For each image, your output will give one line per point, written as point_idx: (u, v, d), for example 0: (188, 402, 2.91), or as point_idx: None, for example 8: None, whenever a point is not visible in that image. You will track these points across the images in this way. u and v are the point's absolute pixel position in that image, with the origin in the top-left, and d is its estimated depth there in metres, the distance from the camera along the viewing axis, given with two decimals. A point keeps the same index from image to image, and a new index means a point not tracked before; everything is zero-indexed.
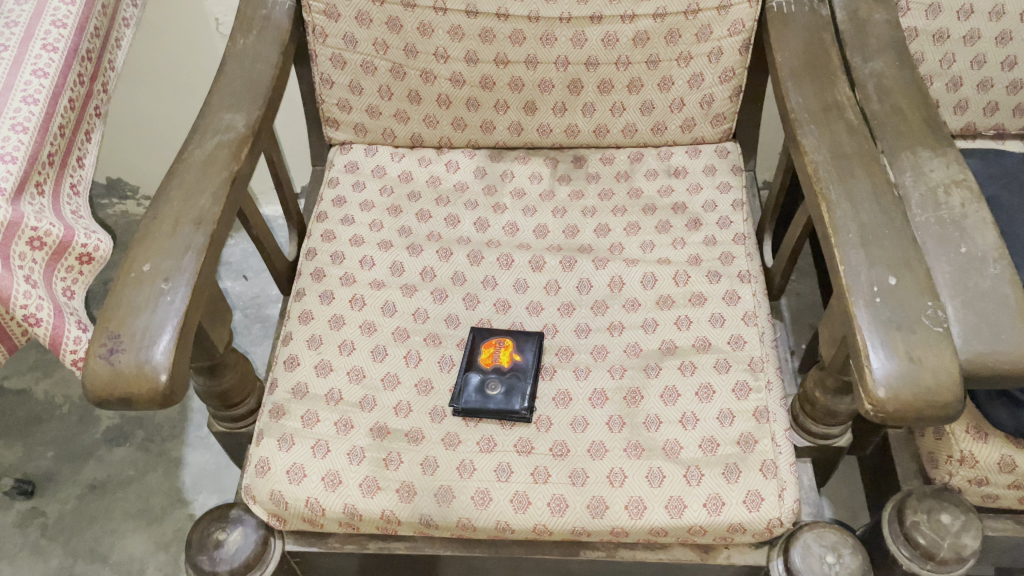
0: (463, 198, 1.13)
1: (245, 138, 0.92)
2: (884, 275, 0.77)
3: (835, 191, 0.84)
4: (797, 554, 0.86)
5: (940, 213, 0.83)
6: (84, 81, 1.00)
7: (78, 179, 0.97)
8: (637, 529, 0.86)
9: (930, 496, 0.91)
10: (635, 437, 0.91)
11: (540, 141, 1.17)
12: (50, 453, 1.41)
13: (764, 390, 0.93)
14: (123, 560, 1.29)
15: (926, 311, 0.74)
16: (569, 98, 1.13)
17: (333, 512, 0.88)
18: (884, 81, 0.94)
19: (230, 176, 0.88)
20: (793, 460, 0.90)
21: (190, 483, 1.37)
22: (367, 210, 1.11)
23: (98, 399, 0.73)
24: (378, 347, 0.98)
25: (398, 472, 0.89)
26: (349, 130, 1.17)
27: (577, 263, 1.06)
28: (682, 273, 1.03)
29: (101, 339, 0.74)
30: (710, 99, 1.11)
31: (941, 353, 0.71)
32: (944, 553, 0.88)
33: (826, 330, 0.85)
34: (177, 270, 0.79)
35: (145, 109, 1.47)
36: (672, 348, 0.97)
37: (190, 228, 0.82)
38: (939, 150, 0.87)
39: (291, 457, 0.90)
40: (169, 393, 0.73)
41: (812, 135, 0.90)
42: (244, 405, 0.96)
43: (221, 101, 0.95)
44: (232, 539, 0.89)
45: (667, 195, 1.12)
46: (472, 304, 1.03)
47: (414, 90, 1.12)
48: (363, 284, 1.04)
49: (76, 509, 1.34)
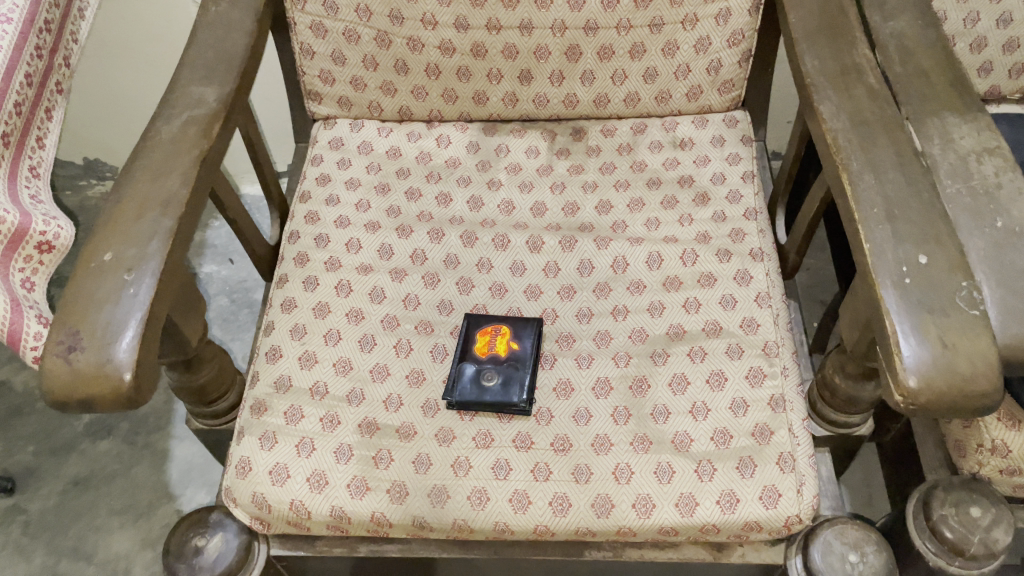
0: (454, 175, 1.06)
1: (217, 113, 0.85)
2: (914, 252, 0.70)
3: (856, 161, 0.77)
4: (817, 552, 0.81)
5: (972, 183, 0.76)
6: (42, 55, 0.93)
7: (39, 161, 0.90)
8: (646, 529, 0.81)
9: (959, 487, 0.85)
10: (642, 429, 0.85)
11: (536, 112, 1.10)
12: (29, 448, 1.36)
13: (780, 377, 0.87)
14: (107, 559, 1.24)
15: (961, 291, 0.67)
16: (566, 66, 1.05)
17: (320, 515, 0.82)
18: (907, 42, 0.87)
19: (200, 156, 0.80)
20: (811, 451, 0.84)
21: (176, 478, 1.32)
22: (353, 189, 1.04)
23: (56, 401, 0.66)
24: (366, 337, 0.92)
25: (388, 471, 0.83)
26: (332, 104, 1.09)
27: (577, 243, 0.99)
28: (690, 252, 0.96)
29: (58, 336, 0.68)
30: (717, 65, 1.04)
31: (979, 338, 0.64)
32: (974, 549, 0.83)
33: (847, 313, 0.78)
34: (142, 259, 0.72)
35: (118, 84, 1.40)
36: (681, 332, 0.91)
37: (156, 212, 0.75)
38: (970, 115, 0.80)
39: (274, 457, 0.84)
40: (133, 394, 0.66)
41: (830, 100, 0.83)
42: (223, 401, 0.91)
43: (191, 74, 0.88)
44: (213, 545, 0.83)
45: (672, 168, 1.05)
46: (466, 288, 0.96)
47: (401, 59, 1.05)
48: (349, 268, 0.97)
49: (57, 506, 1.29)
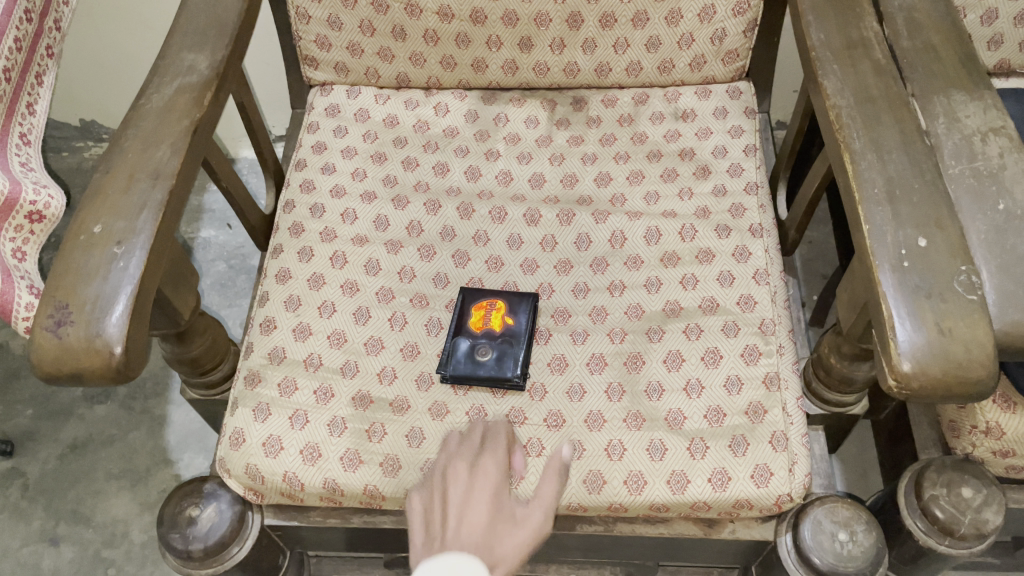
0: (452, 145, 1.05)
1: (210, 80, 0.83)
2: (913, 235, 0.69)
3: (858, 139, 0.75)
4: (806, 530, 0.82)
5: (976, 164, 0.75)
6: (32, 19, 0.92)
7: (29, 128, 0.90)
8: (637, 506, 0.81)
9: (951, 467, 0.85)
10: (635, 406, 0.85)
11: (536, 81, 1.08)
12: (29, 411, 1.36)
13: (776, 355, 0.86)
14: (107, 522, 1.26)
15: (959, 276, 0.66)
16: (567, 34, 1.03)
17: (312, 487, 0.83)
18: (916, 15, 0.84)
19: (191, 125, 0.79)
20: (804, 431, 0.84)
21: (175, 442, 1.33)
22: (350, 158, 1.03)
23: (46, 375, 0.66)
24: (361, 309, 0.91)
25: (381, 445, 0.84)
26: (329, 70, 1.08)
27: (575, 217, 0.98)
28: (688, 228, 0.95)
29: (48, 309, 0.67)
30: (721, 34, 1.01)
31: (977, 324, 0.64)
32: (964, 529, 0.83)
33: (845, 293, 0.77)
34: (131, 232, 0.71)
35: (111, 45, 1.38)
36: (677, 309, 0.90)
37: (146, 183, 0.74)
38: (976, 93, 0.78)
39: (267, 429, 0.84)
40: (123, 368, 0.66)
41: (834, 75, 0.81)
42: (217, 371, 0.91)
43: (183, 40, 0.87)
44: (207, 516, 0.84)
45: (673, 140, 1.03)
46: (463, 261, 0.95)
47: (398, 25, 1.03)
48: (344, 239, 0.96)
49: (57, 469, 1.31)
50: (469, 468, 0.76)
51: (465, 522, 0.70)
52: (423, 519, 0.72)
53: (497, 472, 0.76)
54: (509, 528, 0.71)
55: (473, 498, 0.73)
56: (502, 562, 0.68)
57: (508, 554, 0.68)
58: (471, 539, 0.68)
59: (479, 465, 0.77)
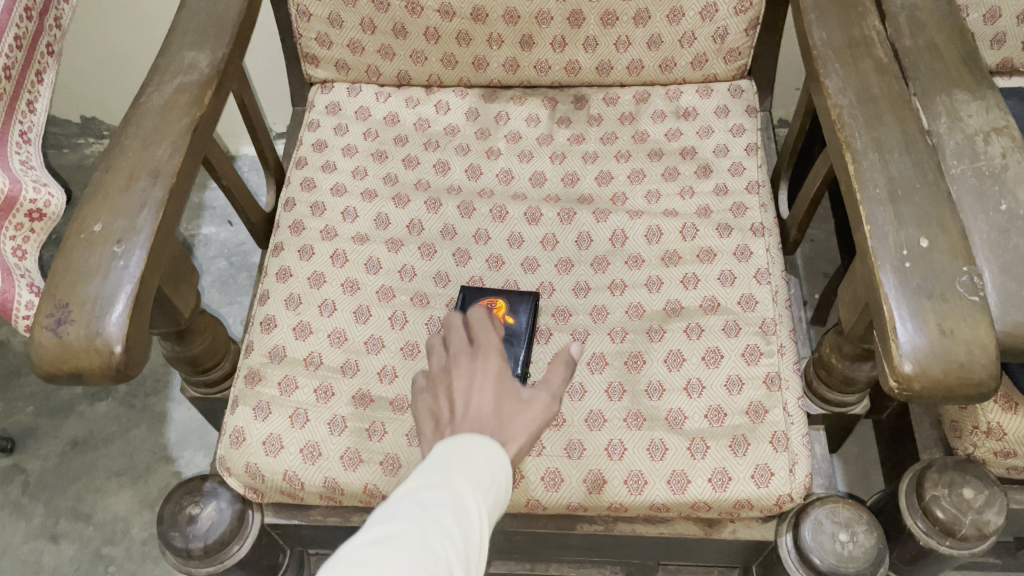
0: (453, 143, 1.05)
1: (210, 78, 0.83)
2: (915, 236, 0.68)
3: (860, 139, 0.75)
4: (806, 530, 0.82)
5: (978, 164, 0.74)
6: (32, 16, 0.91)
7: (29, 126, 0.90)
8: (637, 505, 0.81)
9: (952, 467, 0.85)
10: (636, 406, 0.84)
11: (538, 79, 1.08)
12: (29, 409, 1.37)
13: (777, 355, 0.86)
14: (108, 519, 1.26)
15: (961, 277, 0.66)
16: (569, 32, 1.03)
17: (312, 486, 0.82)
18: (918, 14, 0.84)
19: (191, 123, 0.79)
20: (805, 431, 0.84)
21: (176, 440, 1.33)
22: (350, 156, 1.02)
23: (46, 374, 0.66)
24: (361, 308, 0.91)
25: (381, 444, 0.83)
26: (329, 68, 1.08)
27: (576, 215, 0.97)
28: (689, 227, 0.95)
29: (47, 308, 0.67)
30: (723, 32, 1.01)
31: (979, 326, 0.64)
32: (965, 530, 0.83)
33: (846, 294, 0.77)
34: (131, 231, 0.71)
35: (112, 42, 1.37)
36: (678, 309, 0.90)
37: (146, 181, 0.74)
38: (979, 93, 0.78)
39: (267, 427, 0.84)
40: (123, 367, 0.66)
41: (836, 75, 0.81)
42: (217, 370, 0.91)
43: (183, 38, 0.86)
44: (206, 514, 0.84)
45: (675, 138, 1.03)
46: (463, 260, 0.95)
47: (399, 23, 1.03)
48: (344, 238, 0.96)
49: (57, 466, 1.31)
50: (465, 359, 0.66)
51: (472, 407, 0.61)
52: (429, 421, 0.62)
53: (498, 362, 0.65)
54: (515, 416, 0.62)
55: (477, 387, 0.63)
56: (514, 443, 0.60)
57: (522, 443, 0.60)
58: (483, 418, 0.60)
59: (480, 358, 0.65)
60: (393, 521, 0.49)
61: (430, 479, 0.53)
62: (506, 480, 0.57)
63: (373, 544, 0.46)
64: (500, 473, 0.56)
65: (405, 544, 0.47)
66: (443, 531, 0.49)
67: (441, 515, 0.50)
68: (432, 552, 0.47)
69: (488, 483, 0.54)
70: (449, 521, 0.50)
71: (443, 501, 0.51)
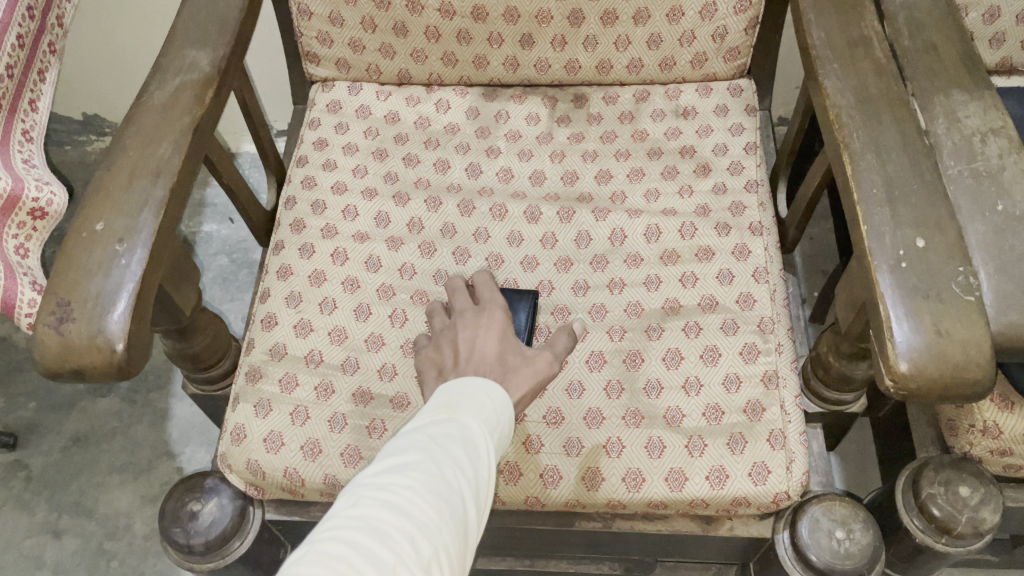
0: (453, 142, 1.05)
1: (211, 78, 0.83)
2: (911, 236, 0.69)
3: (858, 139, 0.76)
4: (804, 527, 0.82)
5: (975, 164, 0.75)
6: (34, 15, 0.92)
7: (31, 124, 0.91)
8: (635, 502, 0.81)
9: (949, 466, 0.86)
10: (634, 404, 0.85)
11: (538, 78, 1.09)
12: (31, 404, 1.37)
13: (774, 353, 0.87)
14: (110, 515, 1.26)
15: (957, 277, 0.66)
16: (569, 31, 1.03)
17: (313, 482, 0.83)
18: (917, 14, 0.84)
19: (193, 122, 0.80)
20: (802, 429, 0.84)
21: (177, 436, 1.33)
22: (351, 154, 1.03)
23: (49, 371, 0.67)
24: (361, 306, 0.92)
25: (381, 441, 0.84)
26: (330, 67, 1.08)
27: (575, 214, 0.98)
28: (688, 225, 0.95)
29: (50, 306, 0.68)
30: (723, 32, 1.01)
31: (974, 326, 0.64)
32: (961, 528, 0.84)
33: (843, 293, 0.78)
34: (133, 229, 0.72)
35: (112, 40, 1.38)
36: (676, 307, 0.90)
37: (148, 180, 0.75)
38: (976, 94, 0.78)
39: (268, 424, 0.85)
40: (125, 365, 0.67)
41: (834, 75, 0.81)
42: (219, 367, 0.92)
43: (184, 37, 0.87)
44: (208, 510, 0.85)
45: (674, 137, 1.03)
46: (463, 258, 0.96)
47: (400, 21, 1.03)
48: (345, 236, 0.96)
49: (60, 462, 1.32)
50: (469, 318, 0.75)
51: (475, 352, 0.70)
52: (434, 369, 0.71)
53: (502, 317, 0.75)
54: (518, 365, 0.70)
55: (480, 338, 0.72)
56: (514, 388, 0.68)
57: (520, 384, 0.68)
58: (485, 360, 0.69)
59: (483, 316, 0.75)
60: (408, 449, 0.55)
61: (439, 415, 0.59)
62: (507, 418, 0.64)
63: (391, 469, 0.53)
64: (501, 411, 0.63)
65: (420, 468, 0.53)
66: (453, 458, 0.55)
67: (450, 443, 0.56)
68: (444, 474, 0.54)
69: (491, 420, 0.61)
70: (459, 449, 0.57)
71: (451, 433, 0.58)
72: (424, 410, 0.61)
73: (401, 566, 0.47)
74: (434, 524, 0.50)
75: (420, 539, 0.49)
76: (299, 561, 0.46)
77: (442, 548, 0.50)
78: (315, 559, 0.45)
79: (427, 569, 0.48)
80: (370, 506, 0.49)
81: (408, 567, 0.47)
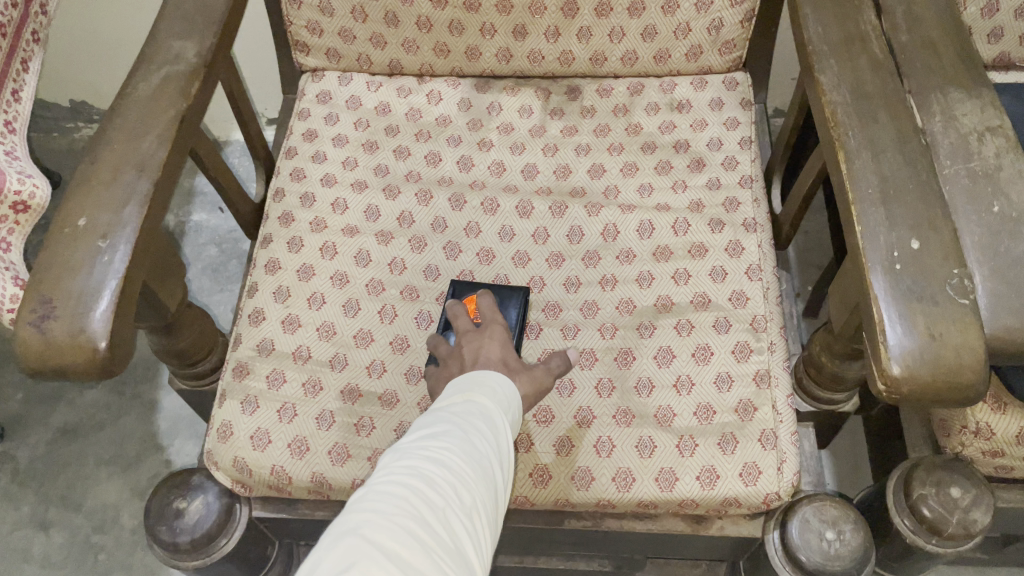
0: (445, 134, 1.04)
1: (198, 69, 0.82)
2: (906, 237, 0.68)
3: (853, 137, 0.74)
4: (794, 528, 0.82)
5: (971, 164, 0.74)
6: (18, 4, 0.90)
7: (14, 115, 0.90)
8: (625, 503, 0.81)
9: (940, 466, 0.85)
10: (625, 403, 0.84)
11: (531, 69, 1.07)
12: (20, 395, 1.36)
13: (767, 352, 0.86)
14: (98, 506, 1.26)
15: (951, 279, 0.66)
16: (563, 22, 1.02)
17: (300, 481, 0.82)
18: (914, 9, 0.83)
19: (178, 115, 0.78)
20: (794, 429, 0.84)
21: (165, 428, 1.32)
22: (341, 146, 1.01)
23: (30, 370, 0.66)
24: (351, 301, 0.91)
25: (370, 439, 0.83)
26: (320, 56, 1.07)
27: (568, 210, 0.97)
28: (682, 222, 0.94)
29: (32, 304, 0.67)
30: (719, 24, 1.00)
31: (968, 330, 0.63)
32: (952, 529, 0.84)
33: (837, 293, 0.77)
34: (117, 225, 0.70)
35: (99, 26, 1.36)
36: (669, 305, 0.90)
37: (132, 174, 0.73)
38: (973, 91, 0.78)
39: (255, 422, 0.84)
40: (107, 364, 0.66)
41: (830, 70, 0.80)
42: (206, 362, 0.91)
43: (170, 27, 0.85)
44: (194, 508, 0.84)
45: (668, 132, 1.02)
46: (454, 253, 0.95)
47: (391, 11, 1.01)
48: (334, 229, 0.95)
49: (48, 453, 1.31)
50: (471, 330, 0.73)
51: (479, 359, 0.69)
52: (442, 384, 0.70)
53: (502, 328, 0.73)
54: (522, 370, 0.70)
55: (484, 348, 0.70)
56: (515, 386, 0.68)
57: (524, 387, 0.68)
58: (490, 363, 0.68)
59: (485, 328, 0.73)
60: (440, 418, 0.59)
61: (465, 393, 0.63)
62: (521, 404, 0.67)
63: (429, 432, 0.56)
64: (518, 396, 0.67)
65: (457, 432, 0.57)
66: (482, 424, 0.59)
67: (477, 414, 0.60)
68: (477, 440, 0.57)
69: (512, 395, 0.65)
70: (485, 418, 0.60)
71: (476, 406, 0.61)
72: (446, 390, 0.65)
73: (448, 509, 0.51)
74: (473, 477, 0.54)
75: (463, 489, 0.53)
76: (358, 502, 0.49)
77: (480, 501, 0.53)
78: (375, 498, 0.49)
79: (470, 514, 0.52)
80: (416, 458, 0.53)
81: (454, 511, 0.51)
